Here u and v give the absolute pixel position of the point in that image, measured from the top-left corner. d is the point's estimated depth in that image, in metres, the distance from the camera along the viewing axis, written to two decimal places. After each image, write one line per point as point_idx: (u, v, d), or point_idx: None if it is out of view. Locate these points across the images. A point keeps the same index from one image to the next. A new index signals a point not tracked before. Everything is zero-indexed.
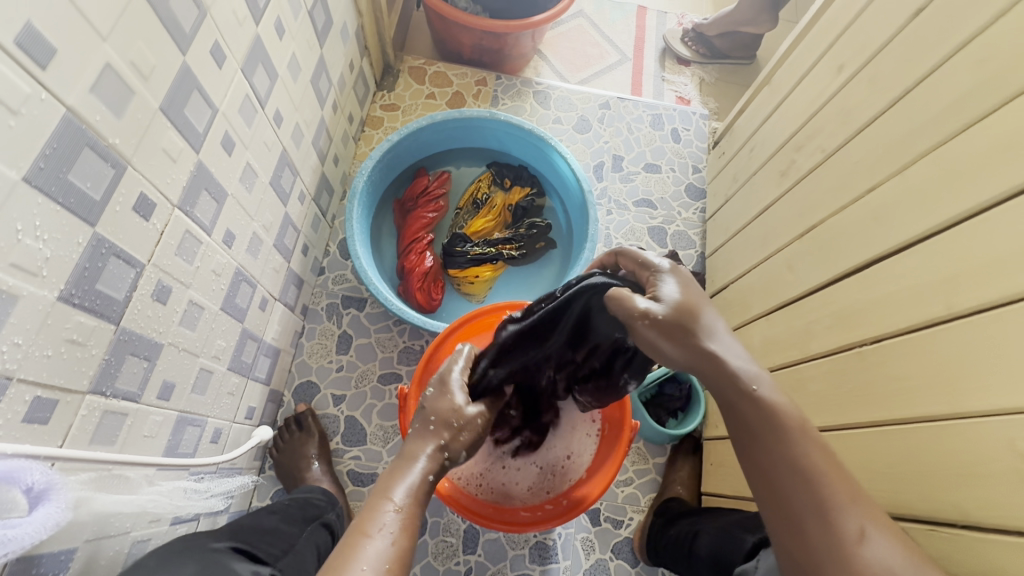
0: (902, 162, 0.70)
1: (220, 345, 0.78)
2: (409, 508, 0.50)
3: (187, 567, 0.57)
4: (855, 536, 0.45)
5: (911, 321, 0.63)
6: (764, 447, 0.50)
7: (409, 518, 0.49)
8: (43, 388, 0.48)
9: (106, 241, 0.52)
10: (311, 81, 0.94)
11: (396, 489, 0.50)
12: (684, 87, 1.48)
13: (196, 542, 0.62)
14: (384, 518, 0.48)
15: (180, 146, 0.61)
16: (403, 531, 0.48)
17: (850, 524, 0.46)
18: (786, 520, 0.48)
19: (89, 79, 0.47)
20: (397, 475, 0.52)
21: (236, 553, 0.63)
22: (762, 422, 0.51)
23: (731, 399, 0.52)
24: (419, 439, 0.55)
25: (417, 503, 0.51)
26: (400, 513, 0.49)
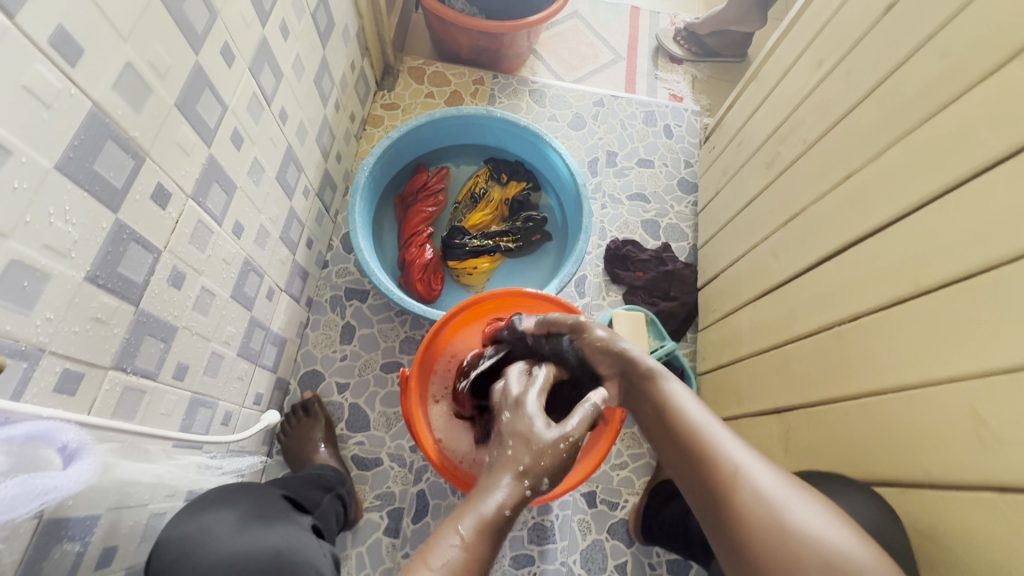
0: (876, 149, 0.73)
1: (230, 331, 0.82)
2: (473, 544, 0.49)
3: (241, 504, 0.65)
4: (730, 470, 0.50)
5: (883, 299, 0.67)
6: (667, 421, 0.59)
7: (471, 557, 0.49)
8: (71, 361, 0.52)
9: (127, 227, 0.57)
10: (315, 80, 0.98)
11: (467, 521, 0.51)
12: (677, 85, 1.52)
13: (260, 487, 0.71)
14: (446, 551, 0.49)
15: (193, 141, 0.65)
16: (461, 571, 0.48)
17: (727, 461, 0.51)
18: (687, 479, 0.53)
19: (112, 77, 0.51)
20: (473, 508, 0.52)
21: (284, 501, 0.71)
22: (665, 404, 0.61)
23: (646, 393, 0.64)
24: (498, 472, 0.55)
25: (485, 541, 0.50)
26: (460, 554, 0.49)
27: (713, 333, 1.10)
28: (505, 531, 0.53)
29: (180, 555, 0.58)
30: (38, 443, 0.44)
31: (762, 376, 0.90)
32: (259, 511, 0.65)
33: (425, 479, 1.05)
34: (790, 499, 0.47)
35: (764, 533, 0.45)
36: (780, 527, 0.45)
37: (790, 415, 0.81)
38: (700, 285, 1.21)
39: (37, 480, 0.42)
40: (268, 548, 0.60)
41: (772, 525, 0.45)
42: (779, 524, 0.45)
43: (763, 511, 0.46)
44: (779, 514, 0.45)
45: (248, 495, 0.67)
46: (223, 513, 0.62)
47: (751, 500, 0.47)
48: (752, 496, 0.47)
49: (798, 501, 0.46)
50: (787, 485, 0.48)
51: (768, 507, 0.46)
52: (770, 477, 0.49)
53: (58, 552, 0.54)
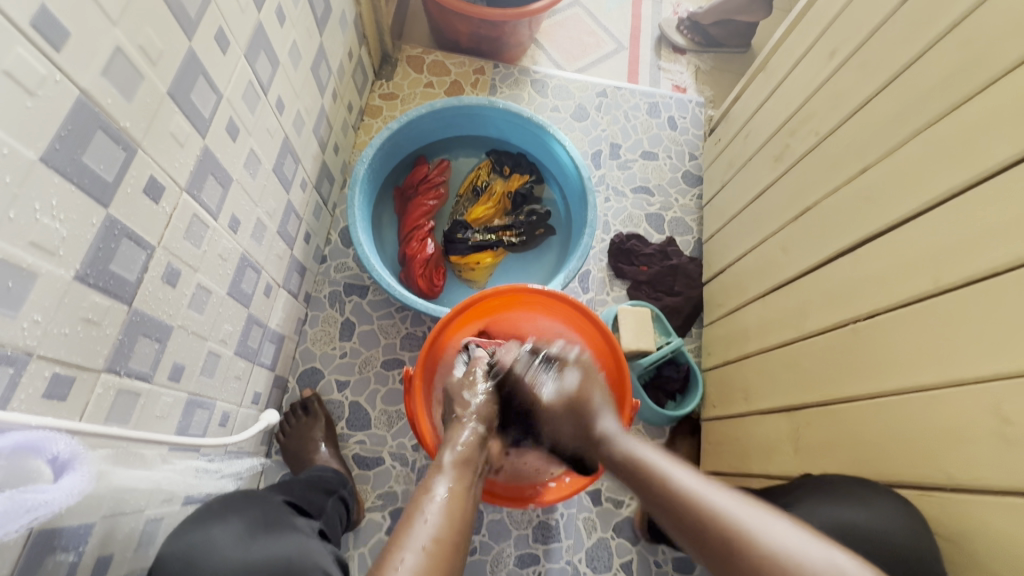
0: (894, 142, 0.71)
1: (227, 329, 0.79)
2: (449, 478, 0.59)
3: (250, 513, 0.62)
4: (725, 542, 0.47)
5: (901, 297, 0.65)
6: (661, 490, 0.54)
7: (452, 496, 0.57)
8: (61, 364, 0.50)
9: (119, 222, 0.54)
10: (312, 69, 0.95)
11: (438, 478, 0.59)
12: (680, 76, 1.49)
13: (260, 494, 0.68)
14: (428, 503, 0.55)
15: (187, 131, 0.62)
16: (444, 513, 0.54)
17: (721, 534, 0.47)
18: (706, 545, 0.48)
19: (101, 63, 0.48)
20: (438, 464, 0.63)
21: (287, 507, 0.68)
22: (650, 481, 0.55)
23: (632, 472, 0.58)
24: (451, 434, 0.68)
25: (462, 471, 0.62)
26: (443, 491, 0.57)
27: (720, 329, 1.09)
28: (474, 465, 0.64)
29: (184, 566, 0.56)
30: (27, 455, 0.41)
31: (771, 373, 0.89)
32: (264, 521, 0.62)
33: None
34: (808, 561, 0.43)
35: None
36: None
37: (801, 413, 0.80)
38: (706, 280, 1.20)
39: (25, 494, 0.40)
40: (279, 557, 0.57)
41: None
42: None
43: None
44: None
45: (252, 504, 0.64)
46: (229, 523, 0.60)
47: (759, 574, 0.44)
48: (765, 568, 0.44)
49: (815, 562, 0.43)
50: (795, 540, 0.45)
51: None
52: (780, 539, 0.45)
53: (51, 563, 0.51)
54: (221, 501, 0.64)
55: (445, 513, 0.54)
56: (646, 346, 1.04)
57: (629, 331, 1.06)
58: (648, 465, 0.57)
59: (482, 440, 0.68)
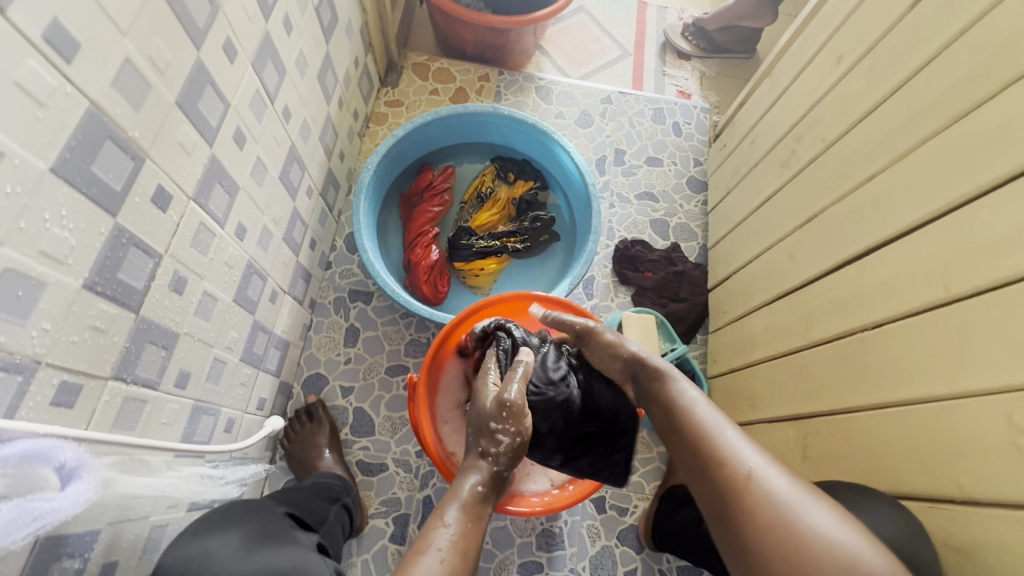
0: (902, 150, 0.71)
1: (233, 336, 0.80)
2: (459, 523, 0.55)
3: (247, 525, 0.62)
4: (743, 476, 0.49)
5: (909, 306, 0.65)
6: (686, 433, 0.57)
7: (461, 537, 0.54)
8: (68, 372, 0.50)
9: (127, 231, 0.54)
10: (318, 77, 0.95)
11: (449, 507, 0.56)
12: (685, 82, 1.49)
13: (260, 505, 0.69)
14: (436, 536, 0.53)
15: (194, 140, 0.62)
16: (455, 549, 0.53)
17: (736, 464, 0.50)
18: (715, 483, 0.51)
19: (110, 74, 0.49)
20: (454, 493, 0.59)
21: (288, 519, 0.68)
22: (686, 419, 0.58)
23: (670, 411, 0.61)
24: (470, 462, 0.63)
25: (476, 513, 0.57)
26: (451, 532, 0.54)
27: (726, 336, 1.08)
28: (486, 514, 0.59)
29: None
30: (35, 462, 0.42)
31: (777, 381, 0.88)
32: (263, 534, 0.62)
33: (431, 485, 1.03)
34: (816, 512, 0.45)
35: (784, 543, 0.44)
36: (803, 536, 0.43)
37: (809, 422, 0.79)
38: (711, 286, 1.19)
39: (32, 503, 0.40)
40: (277, 567, 0.57)
41: (791, 539, 0.44)
42: (794, 532, 0.44)
43: (770, 517, 0.46)
44: (797, 523, 0.44)
45: (250, 516, 0.64)
46: (227, 536, 0.60)
47: (764, 507, 0.46)
48: (770, 508, 0.46)
49: (811, 507, 0.45)
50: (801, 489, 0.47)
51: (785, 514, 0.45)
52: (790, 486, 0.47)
53: (57, 570, 0.51)
54: (222, 512, 0.64)
55: (454, 551, 0.52)
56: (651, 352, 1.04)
57: (634, 338, 1.05)
58: (689, 407, 0.59)
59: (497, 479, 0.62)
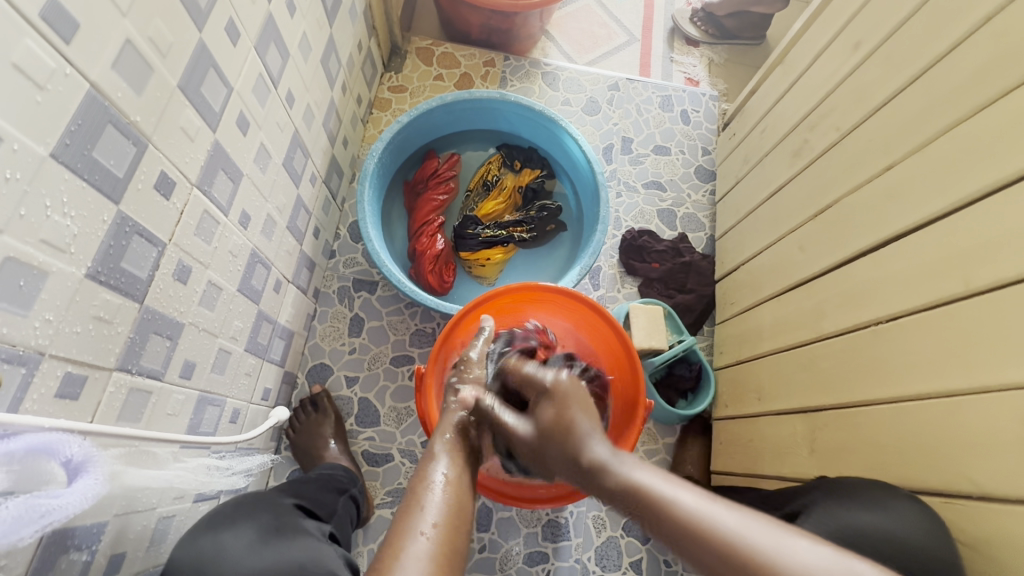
0: (920, 139, 0.69)
1: (238, 326, 0.79)
2: (446, 478, 0.55)
3: (262, 518, 0.62)
4: (736, 562, 0.42)
5: (926, 299, 0.64)
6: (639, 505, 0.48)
7: (452, 485, 0.54)
8: (73, 363, 0.49)
9: (130, 220, 0.53)
10: (321, 60, 0.93)
11: (434, 466, 0.56)
12: (693, 68, 1.46)
13: (269, 497, 0.68)
14: (427, 491, 0.53)
15: (198, 125, 0.61)
16: (445, 495, 0.53)
17: (720, 541, 0.43)
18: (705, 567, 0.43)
19: (111, 55, 0.47)
20: (430, 452, 0.58)
21: (299, 510, 0.68)
22: (649, 505, 0.47)
23: (622, 493, 0.49)
24: (446, 416, 0.64)
25: (460, 466, 0.58)
26: (441, 488, 0.53)
27: (733, 328, 1.07)
28: (471, 454, 0.60)
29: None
30: (41, 457, 0.41)
31: (786, 373, 0.87)
32: (275, 525, 0.61)
33: None
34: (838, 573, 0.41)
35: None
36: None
37: (818, 415, 0.78)
38: (718, 278, 1.18)
39: (39, 499, 0.39)
40: (290, 561, 0.56)
41: None
42: None
43: None
44: None
45: (263, 508, 0.64)
46: (240, 529, 0.59)
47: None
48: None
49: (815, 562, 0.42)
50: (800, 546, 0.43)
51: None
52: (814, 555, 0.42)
53: (64, 563, 0.51)
54: (233, 504, 0.64)
55: (444, 499, 0.52)
56: (657, 344, 1.03)
57: (641, 329, 1.04)
58: (645, 486, 0.48)
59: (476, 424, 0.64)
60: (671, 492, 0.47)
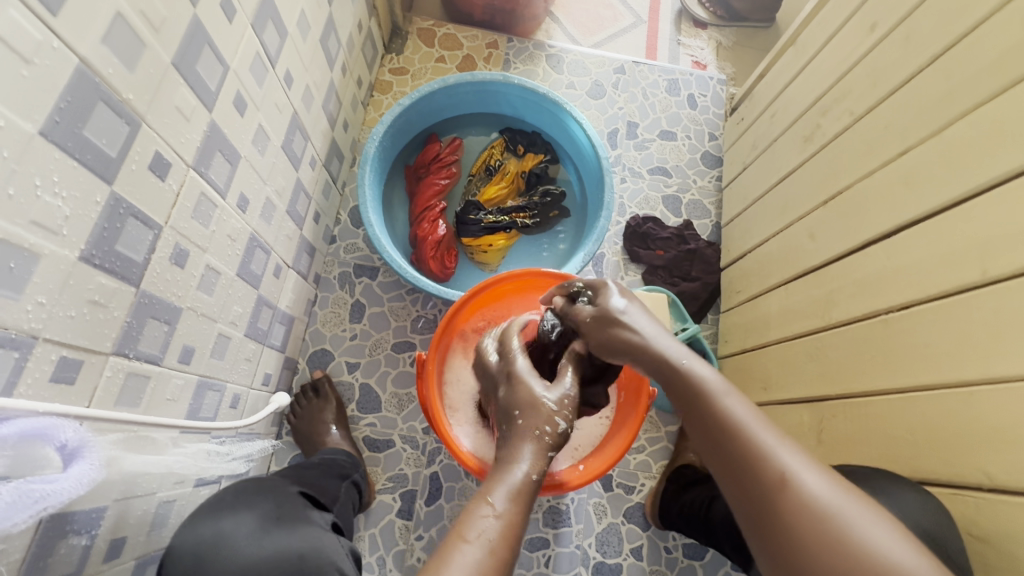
0: (937, 124, 0.67)
1: (237, 311, 0.78)
2: (509, 514, 0.52)
3: (263, 506, 0.61)
4: (780, 483, 0.46)
5: (939, 288, 0.63)
6: (700, 415, 0.53)
7: (508, 526, 0.51)
8: (68, 348, 0.48)
9: (124, 201, 0.51)
10: (320, 40, 0.91)
11: (496, 492, 0.53)
12: (701, 52, 1.43)
13: (276, 485, 0.67)
14: (482, 526, 0.51)
15: (193, 105, 0.59)
16: (502, 539, 0.50)
17: (774, 469, 0.47)
18: (744, 480, 0.48)
19: (100, 29, 0.45)
20: (500, 481, 0.55)
21: (302, 498, 0.67)
22: (710, 414, 0.52)
23: (690, 405, 0.54)
24: (520, 441, 0.58)
25: (520, 508, 0.53)
26: (499, 522, 0.51)
27: (739, 317, 1.06)
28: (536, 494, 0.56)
29: (196, 563, 0.55)
30: (35, 443, 0.40)
31: (793, 362, 0.86)
32: (279, 513, 0.61)
33: (438, 461, 1.03)
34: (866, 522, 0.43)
35: (833, 559, 0.42)
36: (856, 554, 0.41)
37: (825, 404, 0.77)
38: (724, 265, 1.17)
39: (32, 485, 0.38)
40: (289, 553, 0.56)
41: (836, 539, 0.42)
42: (840, 539, 0.42)
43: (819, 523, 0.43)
44: (844, 528, 0.42)
45: (268, 496, 0.63)
46: (242, 517, 0.58)
47: (806, 521, 0.43)
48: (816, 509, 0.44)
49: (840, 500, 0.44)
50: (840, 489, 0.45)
51: (831, 529, 0.43)
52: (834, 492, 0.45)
53: (63, 547, 0.51)
54: (234, 492, 0.64)
55: (496, 541, 0.50)
56: None
57: None
58: (714, 399, 0.52)
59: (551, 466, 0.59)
60: (733, 408, 0.51)
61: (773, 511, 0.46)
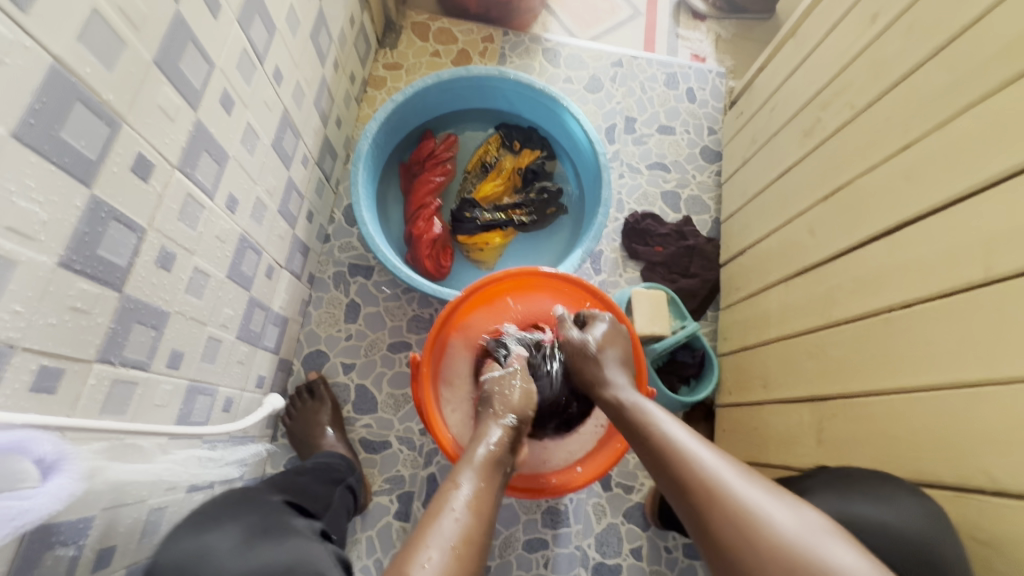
0: (941, 118, 0.65)
1: (228, 313, 0.76)
2: (445, 547, 0.47)
3: (250, 518, 0.60)
4: (703, 488, 0.49)
5: (944, 286, 0.61)
6: (645, 441, 0.59)
7: (476, 498, 0.53)
8: (49, 356, 0.47)
9: (105, 204, 0.50)
10: (311, 35, 0.89)
11: (437, 521, 0.49)
12: (700, 44, 1.40)
13: (256, 496, 0.65)
14: (452, 499, 0.52)
15: (177, 104, 0.57)
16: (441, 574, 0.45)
17: (700, 476, 0.51)
18: (682, 496, 0.51)
19: (76, 26, 0.44)
20: (433, 514, 0.50)
21: (287, 507, 0.66)
22: (648, 437, 0.59)
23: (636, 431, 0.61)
24: (457, 470, 0.56)
25: (465, 538, 0.48)
26: (440, 555, 0.46)
27: (739, 314, 1.04)
28: (479, 523, 0.51)
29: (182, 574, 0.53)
30: (14, 457, 0.39)
31: (792, 361, 0.85)
32: (265, 525, 0.59)
33: (435, 462, 1.02)
34: (817, 540, 0.43)
35: (762, 549, 0.43)
36: (783, 548, 0.43)
37: (826, 404, 0.76)
38: (722, 261, 1.15)
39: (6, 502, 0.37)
40: (277, 564, 0.54)
41: (760, 537, 0.44)
42: (763, 535, 0.44)
43: (740, 522, 0.46)
44: (762, 520, 0.45)
45: (252, 509, 0.62)
46: (227, 530, 0.57)
47: (731, 522, 0.46)
48: (759, 546, 0.44)
49: (758, 498, 0.47)
50: (763, 490, 0.48)
51: (756, 527, 0.45)
52: (754, 491, 0.48)
53: (50, 558, 0.50)
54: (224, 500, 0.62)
55: (471, 514, 0.51)
56: (659, 330, 1.00)
57: (643, 314, 1.01)
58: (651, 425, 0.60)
59: (491, 486, 0.56)
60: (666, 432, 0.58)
61: (715, 528, 0.47)
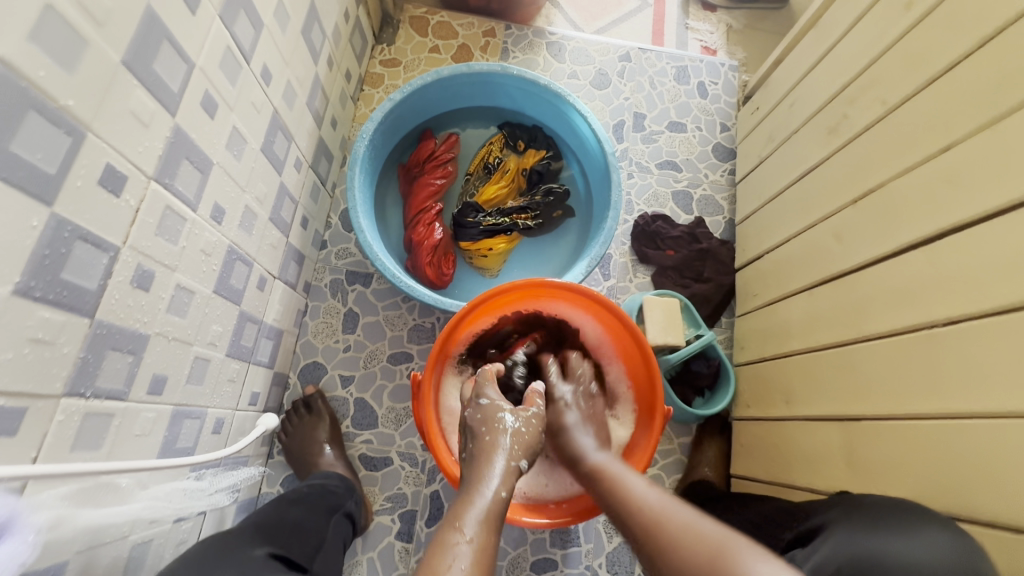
0: (989, 116, 0.60)
1: (216, 330, 0.72)
2: None
3: None
4: (648, 524, 0.54)
5: (996, 302, 0.56)
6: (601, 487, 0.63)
7: (481, 553, 0.48)
8: (6, 396, 0.42)
9: (69, 223, 0.45)
10: (303, 31, 0.83)
11: None
12: (710, 36, 1.34)
13: (234, 550, 0.60)
14: (455, 554, 0.47)
15: (152, 108, 0.52)
16: None
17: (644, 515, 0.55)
18: (634, 537, 0.55)
19: (25, 25, 0.38)
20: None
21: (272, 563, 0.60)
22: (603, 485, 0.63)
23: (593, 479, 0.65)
24: (454, 517, 0.51)
25: None
26: None
27: (757, 323, 0.99)
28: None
29: None
30: None
31: (819, 376, 0.80)
32: None
33: (438, 480, 0.97)
34: (743, 550, 0.47)
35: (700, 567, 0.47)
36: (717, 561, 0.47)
37: (858, 425, 0.71)
38: (738, 266, 1.10)
39: None
40: None
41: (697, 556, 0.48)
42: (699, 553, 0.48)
43: (680, 546, 0.50)
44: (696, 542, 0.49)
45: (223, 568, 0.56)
46: None
47: (674, 549, 0.50)
48: (697, 564, 0.48)
49: (692, 522, 0.52)
50: (697, 517, 0.52)
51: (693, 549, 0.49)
52: (690, 518, 0.52)
53: None
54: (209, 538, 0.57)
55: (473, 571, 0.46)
56: (674, 340, 0.95)
57: (656, 325, 0.96)
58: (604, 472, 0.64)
59: (494, 536, 0.51)
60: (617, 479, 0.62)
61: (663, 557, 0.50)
